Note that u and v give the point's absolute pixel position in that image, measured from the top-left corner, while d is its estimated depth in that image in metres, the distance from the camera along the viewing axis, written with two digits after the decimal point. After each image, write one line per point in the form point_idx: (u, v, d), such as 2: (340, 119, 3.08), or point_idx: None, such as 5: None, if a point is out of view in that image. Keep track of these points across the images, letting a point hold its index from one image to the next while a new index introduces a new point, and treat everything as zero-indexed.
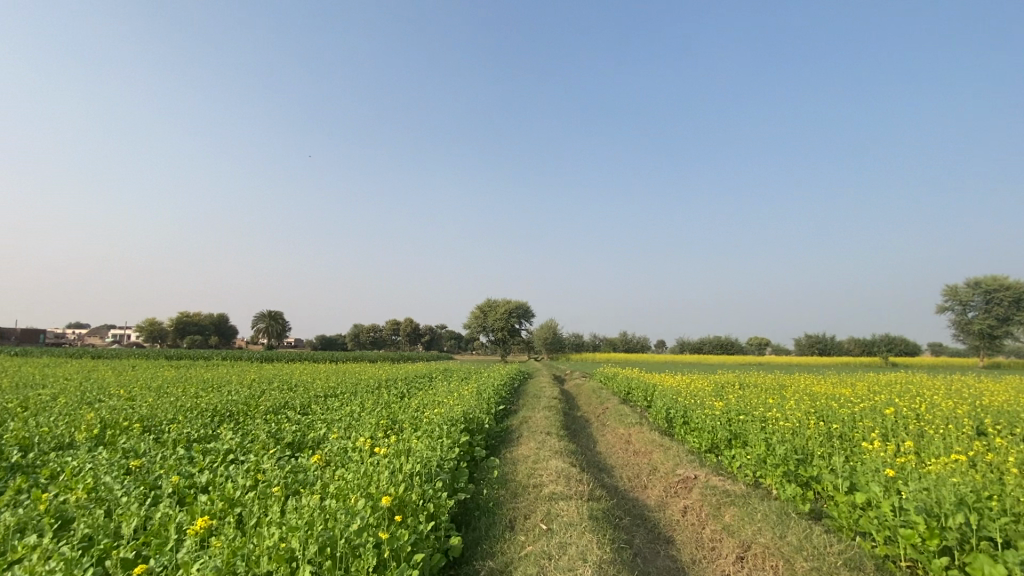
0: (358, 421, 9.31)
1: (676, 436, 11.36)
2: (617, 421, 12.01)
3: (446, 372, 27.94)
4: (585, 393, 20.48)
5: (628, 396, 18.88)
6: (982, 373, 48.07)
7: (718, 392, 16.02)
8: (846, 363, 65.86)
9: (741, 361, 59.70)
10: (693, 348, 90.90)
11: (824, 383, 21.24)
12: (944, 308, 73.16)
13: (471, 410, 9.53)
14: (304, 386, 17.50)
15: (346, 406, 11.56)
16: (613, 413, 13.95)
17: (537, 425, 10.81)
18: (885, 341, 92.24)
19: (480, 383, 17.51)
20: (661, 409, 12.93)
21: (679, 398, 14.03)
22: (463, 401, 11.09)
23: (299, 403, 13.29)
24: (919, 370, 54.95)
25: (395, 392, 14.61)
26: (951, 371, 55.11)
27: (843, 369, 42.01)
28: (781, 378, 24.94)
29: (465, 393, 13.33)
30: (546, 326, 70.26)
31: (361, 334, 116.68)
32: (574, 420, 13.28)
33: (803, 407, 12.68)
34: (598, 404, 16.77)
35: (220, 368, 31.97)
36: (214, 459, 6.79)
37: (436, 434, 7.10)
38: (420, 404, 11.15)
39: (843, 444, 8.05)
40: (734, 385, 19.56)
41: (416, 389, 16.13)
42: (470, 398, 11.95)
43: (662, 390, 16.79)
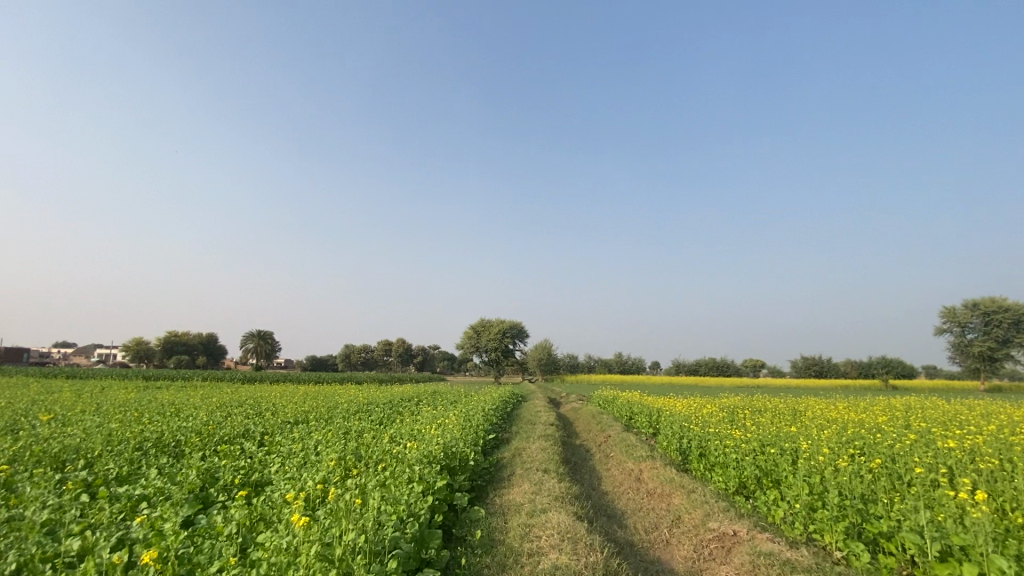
0: (317, 456, 7.79)
1: (693, 471, 9.85)
2: (624, 454, 10.43)
3: (435, 395, 26.26)
4: (584, 418, 18.88)
5: (632, 422, 17.33)
6: (984, 396, 47.04)
7: (732, 419, 14.53)
8: (845, 385, 64.72)
9: (740, 383, 58.35)
10: (690, 370, 89.27)
11: (841, 409, 19.75)
12: (942, 330, 72.31)
13: (454, 442, 8.02)
14: (278, 410, 15.86)
15: (312, 436, 10.02)
16: (618, 442, 12.40)
17: (531, 458, 9.29)
18: (883, 363, 91.08)
19: (469, 408, 15.94)
20: (672, 438, 11.43)
21: (691, 426, 12.53)
22: (446, 431, 9.55)
23: (262, 428, 11.73)
24: (920, 393, 53.85)
25: (373, 419, 13.02)
26: (953, 394, 54.02)
27: (848, 394, 40.48)
28: (791, 402, 23.52)
29: (451, 420, 11.76)
30: (541, 347, 68.57)
31: (352, 354, 114.35)
32: (573, 452, 11.73)
33: (832, 437, 11.21)
34: (601, 432, 15.17)
35: (196, 389, 30.11)
36: (118, 511, 5.33)
37: (405, 477, 5.64)
38: (396, 434, 9.60)
39: (907, 489, 6.62)
40: (746, 410, 18.06)
41: (399, 414, 14.53)
42: (456, 427, 10.40)
43: (669, 415, 15.24)
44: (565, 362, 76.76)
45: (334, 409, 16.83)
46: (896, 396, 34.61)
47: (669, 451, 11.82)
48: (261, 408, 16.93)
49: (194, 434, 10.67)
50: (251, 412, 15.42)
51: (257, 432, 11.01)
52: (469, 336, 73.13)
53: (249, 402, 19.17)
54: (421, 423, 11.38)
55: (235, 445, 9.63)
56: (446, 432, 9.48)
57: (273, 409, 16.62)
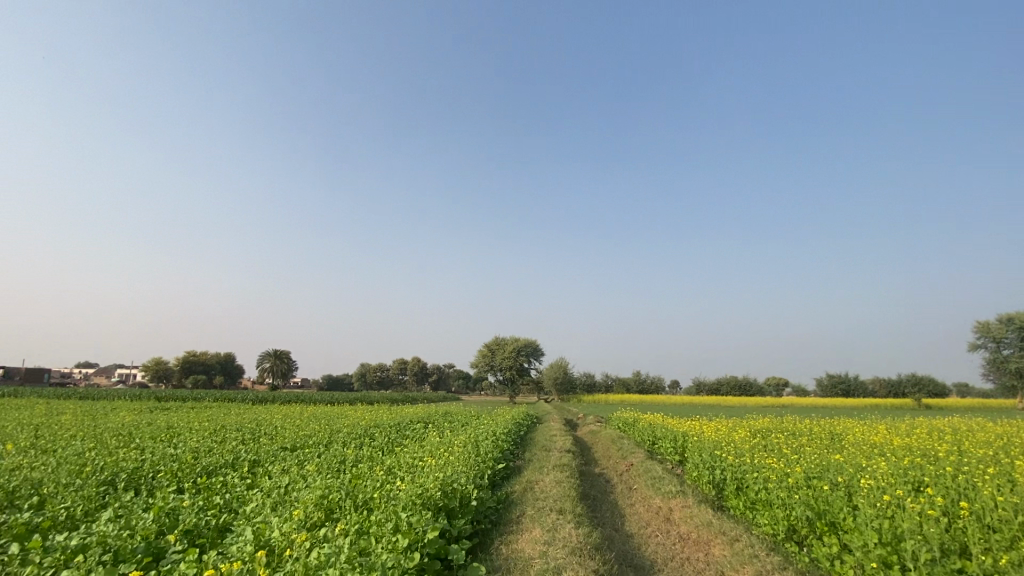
0: (299, 493, 6.87)
1: (730, 509, 8.63)
2: (650, 488, 9.30)
3: (446, 417, 25.23)
4: (602, 443, 17.64)
5: (655, 447, 16.07)
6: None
7: (768, 445, 13.20)
8: (875, 403, 61.85)
9: (763, 402, 56.06)
10: (709, 388, 86.85)
11: (880, 432, 18.23)
12: (976, 346, 69.17)
13: (454, 476, 7.04)
14: (277, 435, 14.99)
15: (302, 468, 9.11)
16: (641, 473, 11.25)
17: (544, 494, 8.21)
18: (913, 381, 87.57)
19: (479, 433, 14.87)
20: (704, 470, 10.22)
21: (723, 454, 11.28)
22: (449, 462, 8.58)
23: (254, 456, 10.85)
24: (956, 412, 50.99)
25: (373, 447, 12.05)
26: (990, 412, 51.13)
27: (882, 414, 38.31)
28: (826, 424, 21.93)
29: (457, 449, 10.75)
30: (556, 365, 67.18)
31: (367, 373, 114.00)
32: (592, 484, 10.58)
33: (884, 467, 9.94)
34: (621, 460, 13.95)
35: (204, 411, 29.59)
36: (47, 567, 4.48)
37: (387, 530, 4.69)
38: (393, 466, 8.67)
39: (1005, 541, 5.41)
40: (778, 434, 16.69)
41: (403, 440, 13.53)
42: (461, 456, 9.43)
43: (696, 440, 13.99)
44: (581, 381, 75.04)
45: (337, 433, 15.92)
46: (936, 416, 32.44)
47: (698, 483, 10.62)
48: (261, 431, 16.08)
49: (178, 462, 9.88)
50: (249, 436, 14.59)
51: (246, 462, 10.12)
52: (483, 355, 72.08)
53: (250, 425, 18.34)
54: (424, 452, 10.40)
55: (218, 477, 8.76)
56: (448, 463, 8.53)
57: (273, 432, 15.78)
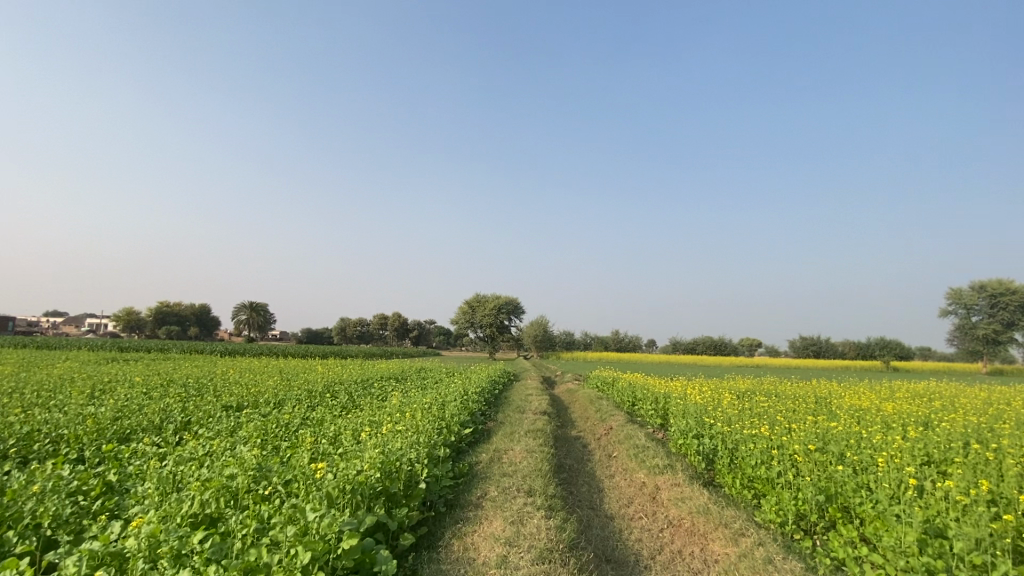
0: (211, 469, 5.63)
1: (723, 485, 7.66)
2: (631, 459, 8.31)
3: (419, 373, 24.18)
4: (580, 403, 16.79)
5: (636, 408, 15.25)
6: (989, 380, 45.33)
7: (756, 410, 12.35)
8: (845, 366, 63.17)
9: (738, 362, 56.59)
10: (685, 348, 88.10)
11: (865, 396, 17.71)
12: (946, 313, 70.62)
13: (400, 451, 5.86)
14: (227, 392, 13.68)
15: (232, 436, 7.84)
16: (622, 439, 10.31)
17: (511, 467, 7.13)
18: (882, 344, 89.86)
19: (447, 392, 13.76)
20: (692, 440, 9.24)
21: (712, 420, 10.34)
22: (402, 429, 7.39)
23: (185, 418, 9.51)
24: (921, 375, 52.29)
25: (327, 408, 10.82)
26: (953, 376, 52.55)
27: (855, 377, 38.68)
28: (807, 387, 21.53)
29: (418, 412, 9.60)
30: (535, 322, 66.67)
31: (346, 327, 112.76)
32: (568, 452, 9.57)
33: (885, 439, 9.11)
34: (599, 423, 13.05)
35: (165, 363, 28.06)
36: None
37: (286, 537, 3.49)
38: (337, 434, 7.44)
39: None
40: (763, 397, 16.01)
41: (363, 400, 12.34)
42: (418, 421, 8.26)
43: (680, 404, 13.08)
44: (560, 338, 74.96)
45: (294, 389, 14.68)
46: (909, 380, 32.57)
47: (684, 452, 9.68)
48: (210, 386, 14.74)
49: (90, 423, 8.49)
50: (194, 393, 13.24)
51: (172, 425, 8.80)
52: (462, 311, 71.06)
53: (202, 379, 16.97)
54: (379, 416, 9.21)
55: (129, 446, 7.43)
56: (402, 430, 7.34)
57: (223, 388, 14.44)
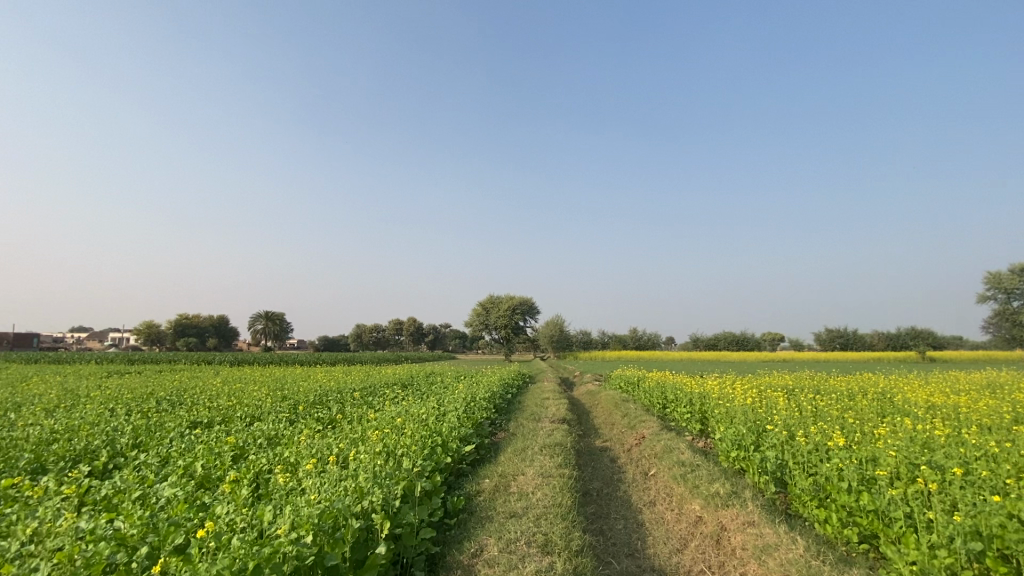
0: (93, 521, 4.02)
1: (807, 517, 5.74)
2: (676, 481, 6.46)
3: (427, 378, 22.51)
4: (603, 407, 14.92)
5: (668, 412, 13.36)
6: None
7: (817, 413, 10.36)
8: (876, 358, 60.04)
9: (766, 357, 53.92)
10: (706, 343, 85.14)
11: (931, 391, 15.50)
12: (984, 298, 66.77)
13: (358, 491, 4.18)
14: (203, 405, 12.16)
15: (169, 465, 6.26)
16: (658, 452, 8.45)
17: (520, 499, 5.39)
18: (914, 334, 86.00)
19: (453, 399, 12.07)
20: (753, 454, 7.33)
21: (772, 429, 8.42)
22: (375, 456, 5.70)
23: (131, 440, 7.99)
24: (961, 364, 49.13)
25: (307, 424, 9.21)
26: (996, 364, 49.27)
27: (894, 369, 36.15)
28: (857, 381, 19.35)
29: (407, 427, 7.89)
30: (550, 323, 64.65)
31: (361, 334, 111.91)
32: (596, 471, 7.77)
33: (1004, 447, 7.10)
34: (628, 432, 11.18)
35: (167, 374, 26.90)
36: None
37: None
38: (293, 463, 5.79)
39: None
40: (815, 395, 13.94)
41: (354, 412, 10.69)
42: (402, 443, 6.53)
43: (722, 407, 11.18)
44: (577, 338, 72.62)
45: (281, 400, 13.11)
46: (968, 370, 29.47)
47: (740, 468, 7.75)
48: (190, 399, 13.28)
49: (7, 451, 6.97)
50: (166, 408, 11.76)
51: (111, 450, 7.28)
52: (476, 314, 69.35)
53: (187, 391, 15.54)
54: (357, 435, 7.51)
55: (35, 481, 5.88)
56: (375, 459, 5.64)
57: (203, 401, 12.94)
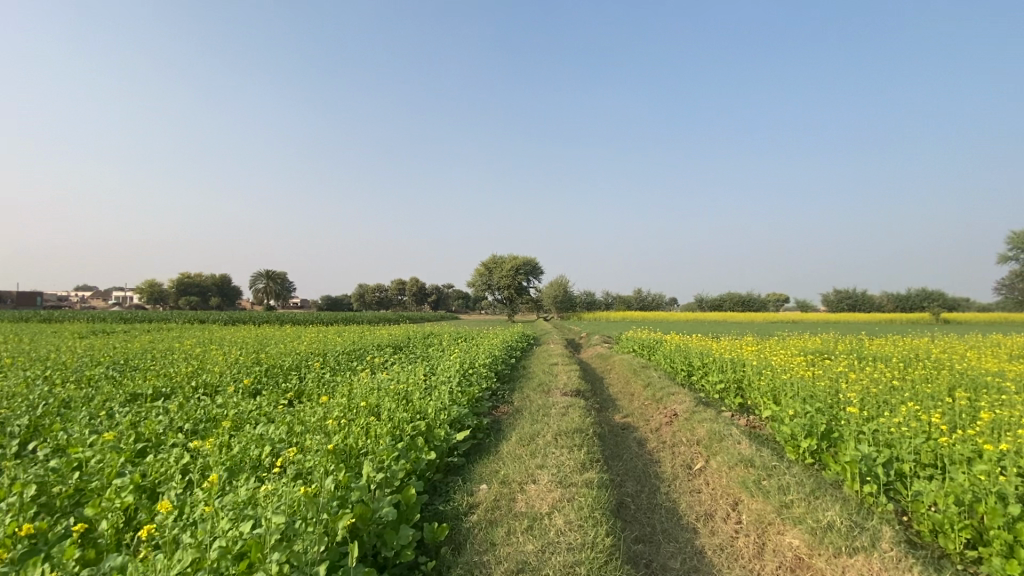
0: None
1: (952, 547, 3.94)
2: (745, 490, 4.67)
3: (423, 340, 20.81)
4: (619, 374, 13.19)
5: (696, 382, 11.57)
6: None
7: (887, 387, 8.53)
8: (884, 319, 58.93)
9: (772, 318, 52.71)
10: (713, 304, 83.41)
11: (986, 357, 13.74)
12: (1004, 258, 64.16)
13: (252, 558, 2.45)
14: (157, 372, 10.44)
15: (43, 466, 4.50)
16: (701, 437, 6.65)
17: (532, 531, 3.62)
18: (923, 296, 84.45)
19: (447, 365, 10.30)
20: (843, 446, 5.47)
21: (849, 411, 6.58)
22: (317, 467, 3.94)
23: (32, 421, 6.28)
24: (971, 325, 47.90)
25: (266, 400, 7.49)
26: (1007, 326, 47.90)
27: (905, 331, 34.96)
28: (893, 344, 17.58)
29: (381, 410, 6.11)
30: (554, 283, 62.84)
31: (363, 293, 110.66)
32: (627, 464, 5.99)
33: None
34: (653, 407, 9.41)
35: (150, 334, 25.40)
36: None
37: None
38: (204, 470, 4.05)
39: None
40: (865, 361, 12.09)
41: (329, 384, 8.95)
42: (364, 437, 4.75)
43: (768, 378, 9.35)
44: (581, 298, 70.82)
45: (251, 365, 11.38)
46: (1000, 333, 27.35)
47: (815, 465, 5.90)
48: (148, 364, 11.59)
49: None
50: (110, 375, 10.04)
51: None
52: (479, 273, 67.35)
53: (151, 354, 13.84)
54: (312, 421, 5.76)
55: None
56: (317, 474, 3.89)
57: (161, 367, 11.23)
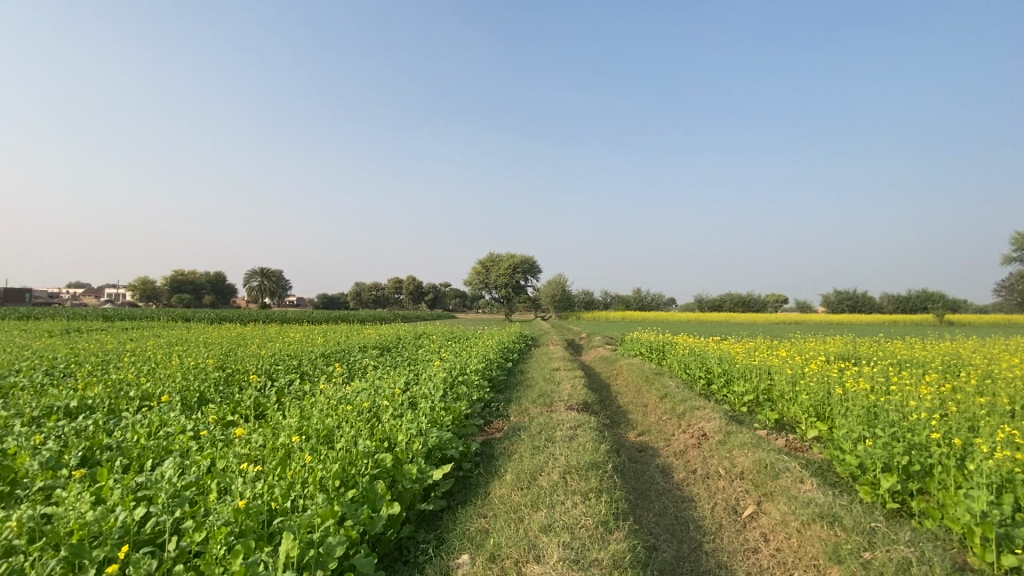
0: None
1: None
2: (836, 567, 3.31)
3: (415, 341, 19.40)
4: (628, 381, 11.83)
5: (718, 394, 10.17)
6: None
7: (953, 402, 7.18)
8: (888, 321, 57.84)
9: (773, 320, 51.69)
10: (712, 304, 82.15)
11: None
12: (1011, 260, 62.97)
13: None
14: (96, 377, 8.99)
15: None
16: (745, 469, 5.28)
17: None
18: (925, 297, 83.50)
19: (433, 371, 8.90)
20: (949, 491, 4.11)
21: (934, 440, 5.21)
22: (207, 554, 2.60)
23: None
24: (977, 327, 46.88)
25: (207, 418, 6.06)
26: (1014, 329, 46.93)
27: (912, 333, 33.92)
28: (919, 348, 16.29)
29: (338, 438, 4.72)
30: (552, 282, 61.46)
31: (359, 292, 109.13)
32: (656, 510, 4.62)
33: None
34: (673, 422, 8.05)
35: (126, 333, 23.88)
36: None
37: None
38: (38, 549, 2.66)
39: None
40: (905, 369, 10.73)
41: (292, 397, 7.54)
42: (297, 489, 3.39)
43: (807, 390, 8.00)
44: (580, 298, 69.32)
45: (210, 370, 9.95)
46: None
47: (903, 513, 4.50)
48: (93, 367, 10.13)
49: None
50: (40, 381, 8.57)
51: None
52: (476, 272, 65.83)
53: (105, 355, 12.37)
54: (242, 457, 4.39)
55: None
56: (200, 570, 2.52)
57: (106, 372, 9.80)
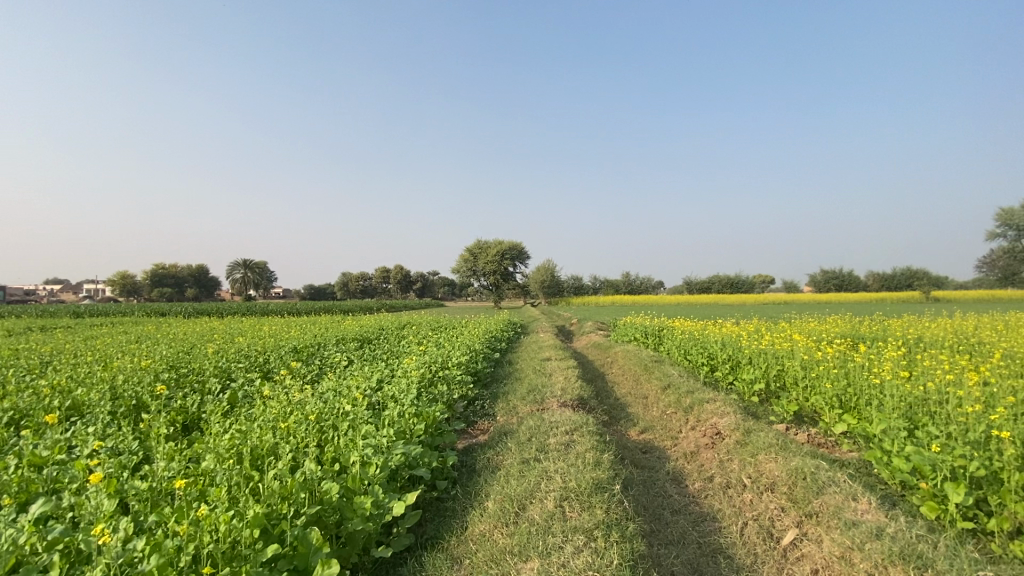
0: None
1: None
2: None
3: (399, 331, 18.38)
4: (626, 369, 10.96)
5: (725, 383, 9.32)
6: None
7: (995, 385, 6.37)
8: (875, 298, 57.94)
9: (762, 300, 51.47)
10: (701, 287, 81.87)
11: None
12: (995, 235, 63.28)
13: None
14: (26, 383, 7.90)
15: None
16: (776, 480, 4.40)
17: None
18: (910, 274, 84.09)
19: (409, 367, 7.92)
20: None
21: (999, 437, 4.38)
22: None
23: None
24: (964, 303, 46.92)
25: (130, 435, 5.08)
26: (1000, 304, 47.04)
27: (903, 309, 33.62)
28: (924, 326, 15.66)
29: (274, 463, 3.77)
30: (541, 268, 60.53)
31: (345, 283, 107.42)
32: (676, 541, 3.71)
33: None
34: (679, 417, 7.17)
35: (93, 330, 22.56)
36: None
37: None
38: None
39: None
40: (922, 348, 9.97)
41: (244, 403, 6.54)
42: (184, 558, 2.45)
43: (827, 377, 7.18)
44: (569, 283, 68.48)
45: (161, 371, 8.90)
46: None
47: (981, 533, 3.65)
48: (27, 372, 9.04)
49: None
50: None
51: None
52: (464, 259, 64.65)
53: (51, 358, 11.23)
54: (143, 501, 3.42)
55: None
56: None
57: (43, 376, 8.71)
